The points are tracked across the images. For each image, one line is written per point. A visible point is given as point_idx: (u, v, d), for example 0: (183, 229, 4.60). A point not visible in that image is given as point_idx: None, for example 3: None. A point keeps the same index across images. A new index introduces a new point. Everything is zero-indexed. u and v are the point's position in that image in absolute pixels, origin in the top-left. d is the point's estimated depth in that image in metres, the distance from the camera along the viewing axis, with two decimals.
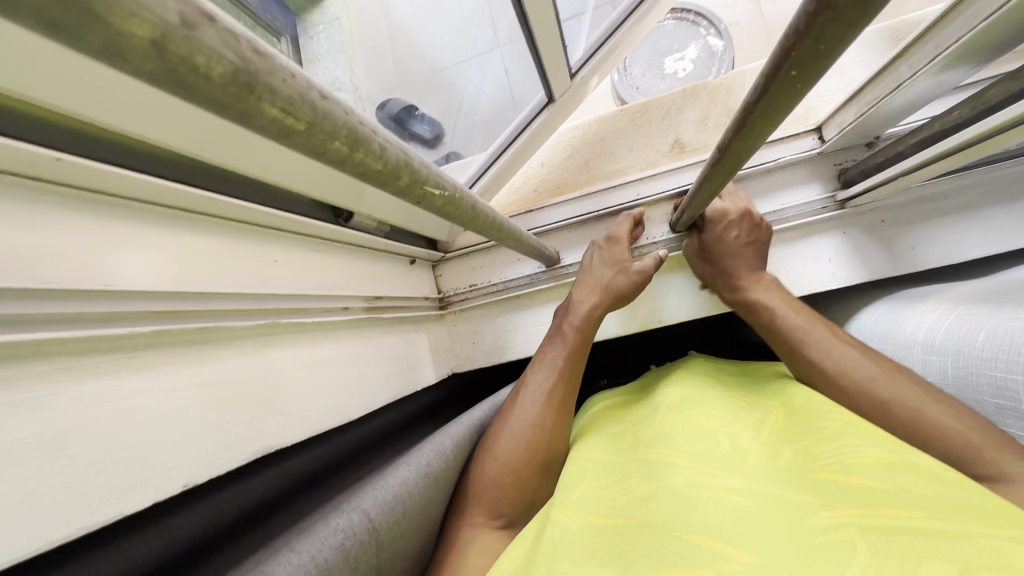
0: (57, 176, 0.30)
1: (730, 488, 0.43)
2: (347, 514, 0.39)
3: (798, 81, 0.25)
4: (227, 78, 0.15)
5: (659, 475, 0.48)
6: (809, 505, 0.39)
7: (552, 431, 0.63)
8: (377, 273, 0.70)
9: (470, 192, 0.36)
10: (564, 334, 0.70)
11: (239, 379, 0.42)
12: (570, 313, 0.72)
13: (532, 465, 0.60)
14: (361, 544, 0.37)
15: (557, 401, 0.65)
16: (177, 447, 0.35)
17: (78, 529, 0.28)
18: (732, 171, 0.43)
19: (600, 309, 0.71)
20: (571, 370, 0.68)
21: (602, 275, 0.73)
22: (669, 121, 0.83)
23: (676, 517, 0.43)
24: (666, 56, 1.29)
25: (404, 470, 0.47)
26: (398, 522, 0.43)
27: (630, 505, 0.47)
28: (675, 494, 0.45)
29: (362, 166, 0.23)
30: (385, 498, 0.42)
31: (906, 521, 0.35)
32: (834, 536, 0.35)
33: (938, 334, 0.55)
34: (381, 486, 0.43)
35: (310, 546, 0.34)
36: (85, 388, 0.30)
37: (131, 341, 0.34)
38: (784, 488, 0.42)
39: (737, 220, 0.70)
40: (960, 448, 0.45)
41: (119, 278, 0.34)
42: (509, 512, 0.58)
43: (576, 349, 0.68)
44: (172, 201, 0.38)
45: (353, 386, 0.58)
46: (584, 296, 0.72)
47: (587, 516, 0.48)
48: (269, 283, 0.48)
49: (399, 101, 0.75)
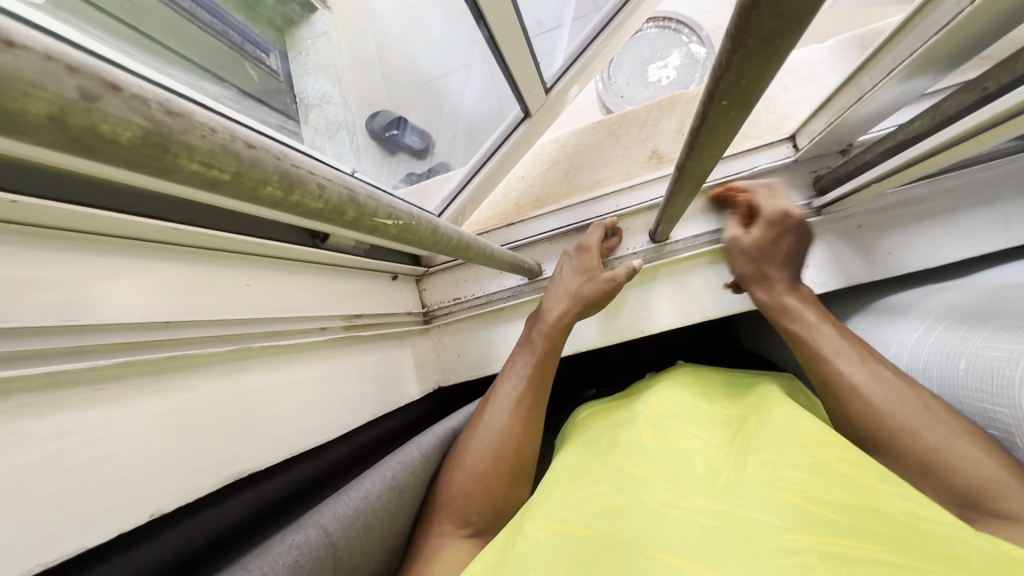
0: (19, 217, 0.31)
1: (698, 509, 0.44)
2: (302, 530, 0.39)
3: (732, 110, 0.26)
4: (137, 140, 0.15)
5: (631, 490, 0.49)
6: (774, 526, 0.39)
7: (523, 440, 0.63)
8: (357, 291, 0.70)
9: (428, 216, 0.36)
10: (536, 341, 0.71)
11: (211, 406, 0.42)
12: (542, 318, 0.72)
13: (504, 477, 0.60)
14: (318, 559, 0.38)
15: (525, 408, 0.65)
16: (142, 476, 0.35)
17: (40, 564, 0.28)
18: (696, 187, 0.42)
19: (571, 314, 0.71)
20: (540, 375, 0.68)
21: (570, 281, 0.73)
22: (647, 131, 0.83)
23: (648, 532, 0.43)
24: (649, 64, 1.30)
25: (373, 488, 0.47)
26: (361, 538, 0.43)
27: (600, 515, 0.47)
28: (648, 513, 0.45)
29: (302, 207, 0.23)
30: (345, 513, 0.42)
31: (867, 552, 0.35)
32: (799, 560, 0.36)
33: (922, 355, 0.55)
34: (340, 502, 0.43)
35: (262, 563, 0.34)
36: (48, 424, 0.31)
37: (96, 374, 0.34)
38: (752, 505, 0.42)
39: (795, 227, 0.66)
40: (972, 482, 0.43)
41: (89, 312, 0.34)
42: (477, 520, 0.57)
43: (544, 357, 0.69)
44: (139, 233, 0.39)
45: (331, 406, 0.58)
46: (554, 302, 0.72)
47: (556, 525, 0.48)
48: (243, 308, 0.48)
49: (386, 115, 0.77)
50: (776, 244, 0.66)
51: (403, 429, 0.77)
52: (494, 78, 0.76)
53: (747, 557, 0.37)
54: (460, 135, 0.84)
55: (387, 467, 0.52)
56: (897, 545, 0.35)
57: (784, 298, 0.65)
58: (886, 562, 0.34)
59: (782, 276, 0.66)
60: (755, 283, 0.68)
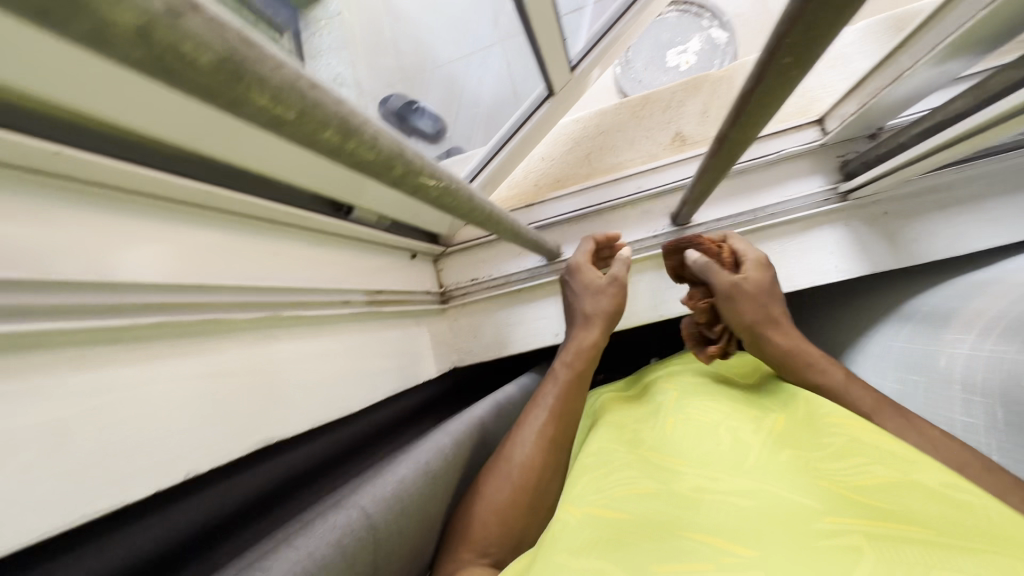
0: (55, 167, 0.30)
1: (732, 489, 0.43)
2: (345, 511, 0.39)
3: (793, 67, 0.25)
4: (215, 66, 0.15)
5: (660, 479, 0.48)
6: (812, 509, 0.39)
7: (546, 474, 0.60)
8: (377, 267, 0.70)
9: (467, 183, 0.36)
10: (563, 374, 0.68)
11: (241, 372, 0.42)
12: (572, 346, 0.70)
13: (524, 511, 0.57)
14: (358, 535, 0.38)
15: (548, 440, 0.62)
16: (178, 437, 0.35)
17: (84, 515, 0.29)
18: (731, 160, 0.42)
19: (601, 341, 0.70)
20: (568, 409, 0.65)
21: (597, 303, 0.72)
22: (670, 113, 0.81)
23: (683, 516, 0.42)
24: (669, 49, 1.29)
25: (409, 475, 0.47)
26: (397, 522, 0.43)
27: (631, 499, 0.46)
28: (678, 498, 0.44)
29: (356, 156, 0.23)
30: (385, 496, 0.43)
31: (912, 533, 0.35)
32: (846, 542, 0.35)
33: (978, 372, 0.50)
34: (376, 486, 0.44)
35: (308, 541, 0.35)
36: (87, 379, 0.31)
37: (132, 333, 0.34)
38: (787, 489, 0.41)
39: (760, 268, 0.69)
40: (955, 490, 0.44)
41: (115, 269, 0.34)
42: (496, 551, 0.53)
43: (573, 384, 0.67)
44: (174, 194, 0.38)
45: (354, 380, 0.58)
46: (585, 329, 0.70)
47: (586, 508, 0.47)
48: (270, 277, 0.48)
49: (400, 97, 0.71)
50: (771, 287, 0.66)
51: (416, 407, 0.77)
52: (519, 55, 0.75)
53: (785, 538, 0.36)
54: (479, 116, 0.82)
55: (420, 454, 0.52)
56: (946, 528, 0.35)
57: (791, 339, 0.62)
58: (933, 543, 0.34)
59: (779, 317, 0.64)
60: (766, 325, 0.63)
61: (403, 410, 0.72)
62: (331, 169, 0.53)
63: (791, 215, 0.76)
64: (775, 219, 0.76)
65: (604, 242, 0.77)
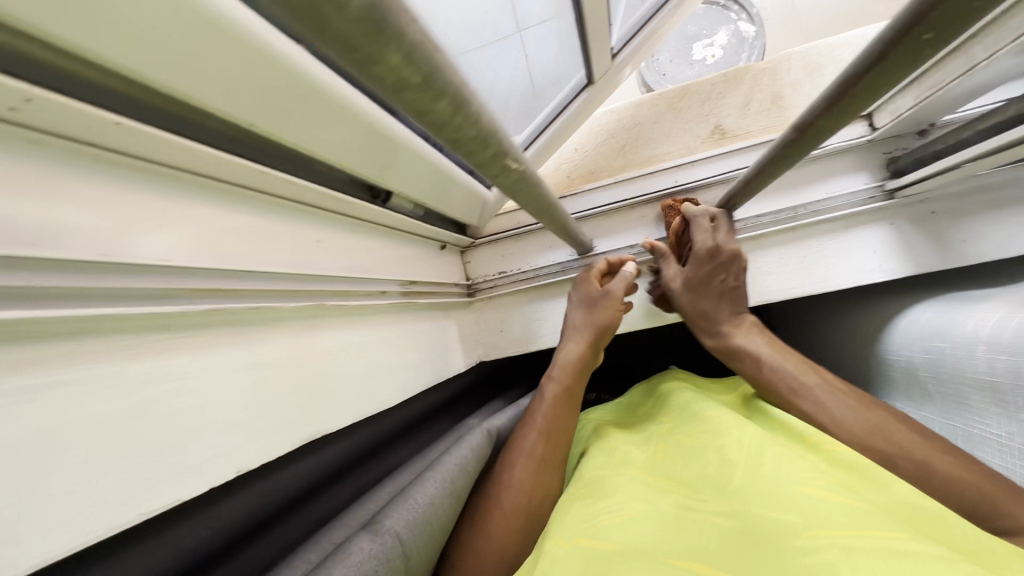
0: (118, 143, 0.28)
1: (717, 513, 0.43)
2: (379, 538, 0.39)
3: (928, 46, 0.23)
4: (363, 12, 0.13)
5: (648, 503, 0.48)
6: (790, 524, 0.39)
7: (537, 495, 0.59)
8: (412, 256, 0.68)
9: (540, 174, 0.34)
10: (550, 392, 0.68)
11: (288, 363, 0.40)
12: (559, 362, 0.71)
13: (517, 535, 0.56)
14: (390, 565, 0.39)
15: (537, 460, 0.61)
16: (231, 430, 0.33)
17: (142, 514, 0.27)
18: (806, 150, 0.39)
19: (587, 355, 0.70)
20: (555, 427, 0.64)
21: (587, 316, 0.72)
22: (710, 106, 0.79)
23: (665, 543, 0.42)
24: (695, 41, 1.26)
25: (437, 491, 0.47)
26: (422, 540, 0.43)
27: (618, 528, 0.45)
28: (664, 524, 0.44)
29: (458, 132, 0.21)
30: (414, 519, 0.43)
31: (893, 541, 0.35)
32: (821, 557, 0.35)
33: (1006, 333, 0.51)
34: (407, 505, 0.44)
35: (347, 567, 0.35)
36: (143, 368, 0.29)
37: (186, 321, 0.32)
38: (766, 506, 0.41)
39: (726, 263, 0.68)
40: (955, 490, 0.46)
41: (119, 251, 0.28)
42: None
43: (560, 399, 0.67)
44: (229, 175, 0.36)
45: (391, 373, 0.56)
46: (573, 343, 0.71)
47: (576, 540, 0.46)
48: (315, 264, 0.46)
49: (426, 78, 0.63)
50: (716, 279, 0.68)
51: (434, 403, 0.75)
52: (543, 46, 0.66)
53: (764, 558, 0.37)
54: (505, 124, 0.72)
55: (448, 463, 0.52)
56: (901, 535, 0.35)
57: (732, 337, 0.67)
58: (902, 548, 0.34)
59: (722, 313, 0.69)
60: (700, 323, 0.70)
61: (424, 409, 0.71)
62: (405, 136, 0.48)
63: (834, 214, 0.73)
64: (816, 217, 0.74)
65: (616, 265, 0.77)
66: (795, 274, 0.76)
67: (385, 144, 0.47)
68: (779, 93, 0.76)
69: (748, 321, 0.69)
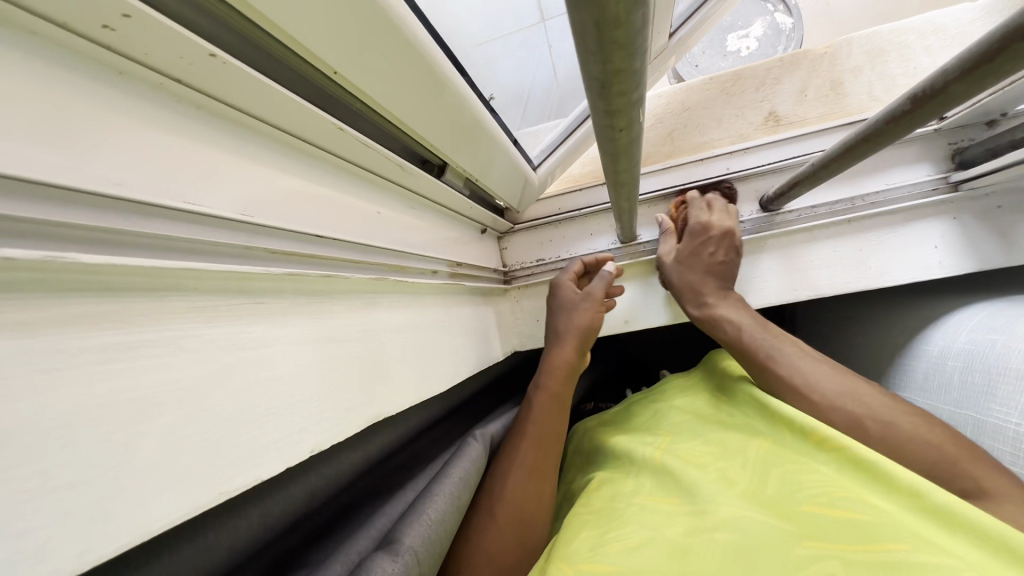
0: (201, 80, 0.25)
1: (719, 524, 0.40)
2: (400, 559, 0.34)
3: None
4: None
5: (652, 523, 0.44)
6: (794, 538, 0.37)
7: (529, 503, 0.54)
8: (457, 238, 0.65)
9: (640, 147, 0.32)
10: (539, 399, 0.64)
11: (351, 339, 0.38)
12: (547, 366, 0.67)
13: (514, 545, 0.51)
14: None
15: (527, 469, 0.56)
16: (304, 406, 0.31)
17: (223, 492, 0.24)
18: (915, 125, 0.37)
19: (575, 360, 0.67)
20: (545, 433, 0.60)
21: (572, 320, 0.69)
22: (764, 91, 0.76)
23: (670, 563, 0.39)
24: (730, 33, 1.17)
25: (446, 501, 0.42)
26: (436, 558, 0.38)
27: (624, 552, 0.41)
28: (667, 542, 0.41)
29: (614, 65, 0.19)
30: (427, 527, 0.38)
31: (899, 554, 0.32)
32: None
33: None
34: (420, 515, 0.39)
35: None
36: (222, 333, 0.26)
37: (260, 284, 0.29)
38: (771, 520, 0.39)
39: (717, 238, 0.69)
40: (928, 457, 0.44)
41: (199, 199, 0.26)
42: None
43: (547, 405, 0.63)
44: (305, 130, 0.33)
45: (440, 356, 0.53)
46: (558, 346, 0.68)
47: (581, 564, 0.41)
48: (375, 237, 0.44)
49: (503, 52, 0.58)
50: (705, 251, 0.69)
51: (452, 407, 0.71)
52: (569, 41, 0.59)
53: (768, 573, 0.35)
54: (551, 102, 0.68)
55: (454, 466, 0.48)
56: (904, 541, 0.33)
57: (715, 309, 0.67)
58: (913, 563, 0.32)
59: (708, 286, 0.68)
60: (687, 296, 0.70)
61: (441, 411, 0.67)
62: (455, 75, 0.42)
63: (895, 205, 0.70)
64: (875, 208, 0.71)
65: (592, 265, 0.77)
66: (850, 268, 0.72)
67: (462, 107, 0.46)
68: (838, 80, 0.73)
69: (736, 299, 0.67)
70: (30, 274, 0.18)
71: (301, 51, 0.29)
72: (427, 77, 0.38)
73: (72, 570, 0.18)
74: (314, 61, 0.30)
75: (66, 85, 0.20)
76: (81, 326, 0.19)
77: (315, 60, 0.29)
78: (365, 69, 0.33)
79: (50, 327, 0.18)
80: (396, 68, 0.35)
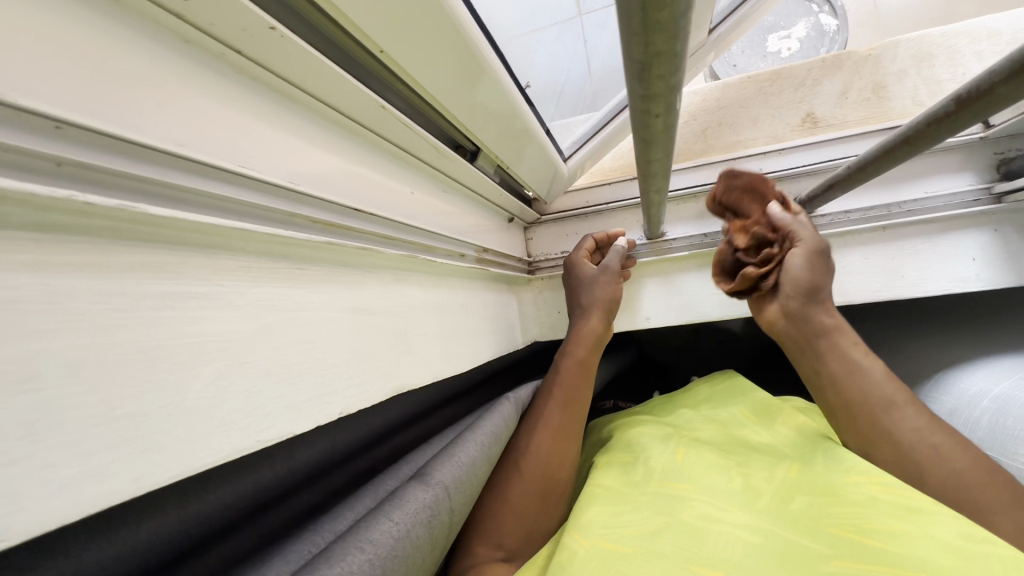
0: (259, 53, 0.27)
1: (741, 523, 0.40)
2: (431, 489, 0.35)
3: None
4: None
5: (666, 509, 0.44)
6: (820, 547, 0.36)
7: (554, 465, 0.55)
8: (485, 224, 0.66)
9: (673, 140, 0.32)
10: (565, 364, 0.64)
11: (382, 312, 0.39)
12: (574, 336, 0.67)
13: (535, 504, 0.52)
14: (440, 519, 0.35)
15: (553, 429, 0.57)
16: (335, 369, 0.32)
17: (260, 441, 0.26)
18: (960, 126, 0.36)
19: (601, 331, 0.67)
20: (573, 397, 0.61)
21: (595, 292, 0.69)
22: (803, 92, 0.75)
23: (686, 548, 0.39)
24: (771, 32, 1.14)
25: (478, 453, 0.42)
26: (464, 499, 0.39)
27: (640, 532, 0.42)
28: (685, 526, 0.41)
29: (652, 51, 0.20)
30: (458, 471, 0.39)
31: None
32: None
33: None
34: (452, 457, 0.40)
35: (405, 514, 0.32)
36: (264, 293, 0.27)
37: (302, 250, 0.31)
38: (796, 527, 0.39)
39: None
40: None
41: (251, 161, 0.27)
42: (511, 543, 0.49)
43: (577, 371, 0.63)
44: (350, 108, 0.35)
45: (462, 337, 0.54)
46: (584, 319, 0.68)
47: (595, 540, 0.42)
48: (409, 215, 0.45)
49: (540, 42, 0.59)
50: None
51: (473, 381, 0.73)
52: (605, 33, 0.60)
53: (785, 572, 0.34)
54: (585, 94, 0.68)
55: (486, 421, 0.49)
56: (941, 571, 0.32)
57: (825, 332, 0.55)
58: None
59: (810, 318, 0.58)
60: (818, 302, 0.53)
61: (463, 383, 0.68)
62: (494, 60, 0.42)
63: (933, 214, 0.68)
64: (913, 216, 0.69)
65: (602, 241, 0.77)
66: (882, 276, 0.71)
67: (500, 95, 0.47)
68: (881, 84, 0.71)
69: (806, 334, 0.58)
70: (97, 220, 0.19)
71: (348, 29, 0.30)
72: (469, 63, 0.39)
73: (130, 493, 0.19)
74: (358, 37, 0.31)
75: (129, 43, 0.21)
76: (143, 273, 0.21)
77: (359, 36, 0.31)
78: (410, 48, 0.33)
79: (119, 270, 0.20)
80: (440, 51, 0.36)
